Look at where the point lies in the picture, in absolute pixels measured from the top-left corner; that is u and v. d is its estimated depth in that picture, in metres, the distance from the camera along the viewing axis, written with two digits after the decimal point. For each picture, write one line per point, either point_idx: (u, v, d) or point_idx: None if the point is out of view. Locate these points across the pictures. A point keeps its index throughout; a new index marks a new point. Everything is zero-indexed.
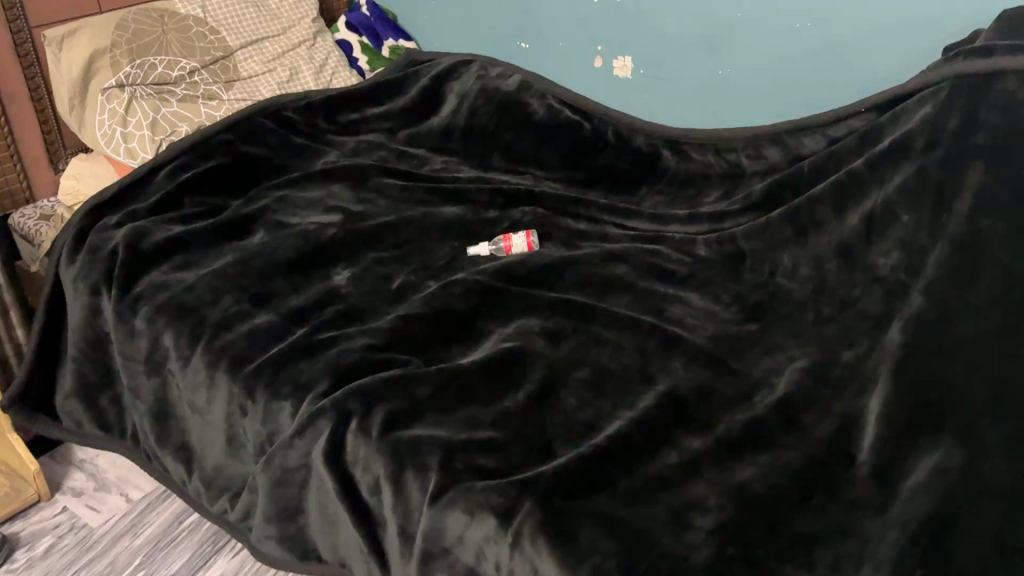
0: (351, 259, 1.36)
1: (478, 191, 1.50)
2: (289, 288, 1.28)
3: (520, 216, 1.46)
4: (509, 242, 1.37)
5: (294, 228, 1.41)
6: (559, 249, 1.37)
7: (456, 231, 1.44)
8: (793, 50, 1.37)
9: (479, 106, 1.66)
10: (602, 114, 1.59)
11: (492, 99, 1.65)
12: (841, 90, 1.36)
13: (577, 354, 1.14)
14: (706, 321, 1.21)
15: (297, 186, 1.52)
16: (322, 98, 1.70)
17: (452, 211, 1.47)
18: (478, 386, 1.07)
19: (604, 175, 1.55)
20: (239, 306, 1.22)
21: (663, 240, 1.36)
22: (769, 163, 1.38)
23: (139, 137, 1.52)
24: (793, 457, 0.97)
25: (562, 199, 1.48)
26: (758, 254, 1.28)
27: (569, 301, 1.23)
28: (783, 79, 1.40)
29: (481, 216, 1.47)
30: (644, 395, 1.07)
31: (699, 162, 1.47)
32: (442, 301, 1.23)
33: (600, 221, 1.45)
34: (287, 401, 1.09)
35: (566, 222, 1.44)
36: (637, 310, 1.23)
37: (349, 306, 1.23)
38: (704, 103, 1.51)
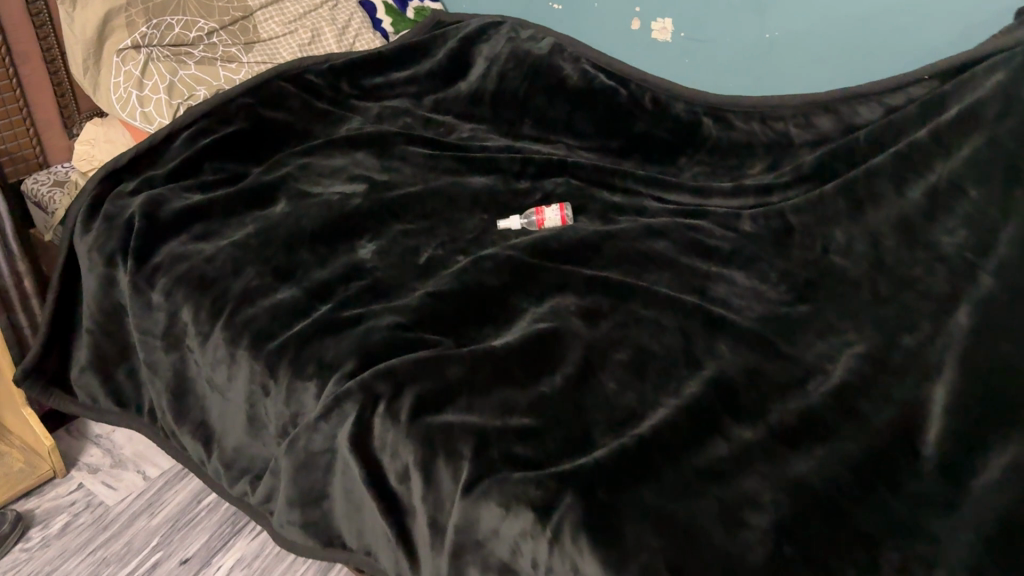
0: (376, 230, 1.29)
1: (508, 161, 1.43)
2: (311, 260, 1.21)
3: (553, 187, 1.38)
4: (541, 215, 1.31)
5: (317, 198, 1.34)
6: (594, 223, 1.30)
7: (485, 202, 1.37)
8: (849, 13, 1.28)
9: (509, 71, 1.57)
10: (639, 80, 1.50)
11: (522, 64, 1.57)
12: (900, 56, 1.27)
13: (617, 335, 1.07)
14: (753, 301, 1.14)
15: (319, 154, 1.45)
16: (345, 60, 1.62)
17: (481, 181, 1.40)
18: (514, 365, 1.00)
19: (640, 144, 1.47)
20: (259, 279, 1.16)
21: (705, 215, 1.29)
22: (819, 132, 1.30)
23: (155, 102, 1.46)
24: (853, 450, 0.90)
25: (597, 169, 1.40)
26: (808, 230, 1.20)
27: (607, 279, 1.16)
28: (837, 45, 1.31)
29: (511, 187, 1.40)
30: (690, 380, 1.00)
31: (743, 131, 1.38)
32: (473, 277, 1.16)
33: (637, 193, 1.37)
34: (310, 381, 1.03)
35: (601, 195, 1.37)
36: (679, 289, 1.16)
37: (375, 281, 1.17)
38: (750, 68, 1.42)
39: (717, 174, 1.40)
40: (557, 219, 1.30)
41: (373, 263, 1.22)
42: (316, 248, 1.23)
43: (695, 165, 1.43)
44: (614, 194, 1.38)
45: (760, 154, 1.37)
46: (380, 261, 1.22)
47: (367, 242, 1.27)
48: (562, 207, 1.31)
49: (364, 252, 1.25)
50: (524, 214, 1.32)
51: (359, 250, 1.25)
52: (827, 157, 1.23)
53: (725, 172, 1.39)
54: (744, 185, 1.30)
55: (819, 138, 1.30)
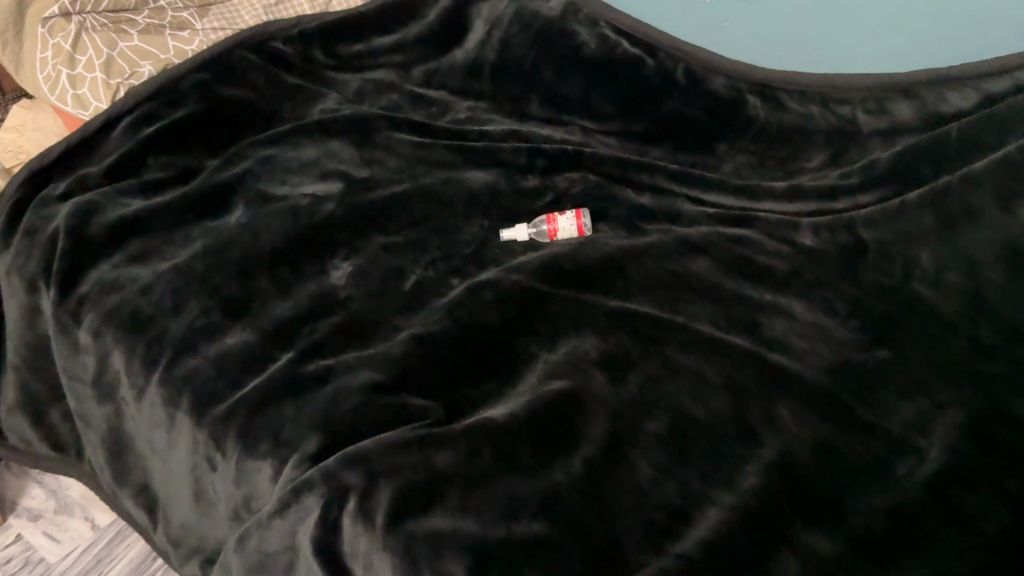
0: (352, 244, 1.06)
1: (512, 151, 1.19)
2: (272, 287, 0.99)
3: (568, 186, 1.15)
4: (553, 224, 1.08)
5: (282, 202, 1.11)
6: (616, 234, 1.07)
7: (486, 204, 1.14)
8: None
9: (513, 36, 1.31)
10: (669, 47, 1.25)
11: (529, 27, 1.30)
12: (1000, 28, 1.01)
13: (649, 395, 0.86)
14: (817, 342, 0.92)
15: (287, 144, 1.22)
16: (319, 24, 1.36)
17: (481, 177, 1.17)
18: (520, 445, 0.78)
19: (670, 126, 1.23)
20: (206, 316, 0.94)
21: (754, 223, 1.06)
22: (895, 120, 1.08)
23: (89, 82, 1.22)
24: (964, 575, 0.69)
25: (619, 160, 1.16)
26: (884, 249, 0.98)
27: (635, 315, 0.94)
28: (917, 17, 1.05)
29: (516, 186, 1.16)
30: (746, 463, 0.79)
31: (797, 117, 1.15)
32: (469, 313, 0.95)
33: (669, 193, 1.14)
34: (264, 461, 0.82)
35: (625, 195, 1.14)
36: (723, 328, 0.94)
37: (348, 318, 0.95)
38: (805, 37, 1.16)
39: (764, 170, 1.18)
40: (572, 231, 1.08)
41: (349, 290, 0.99)
42: (281, 271, 1.01)
43: (736, 156, 1.20)
44: (641, 194, 1.15)
45: (819, 147, 1.14)
46: (357, 288, 1.00)
47: (342, 261, 1.04)
48: (578, 215, 1.08)
49: (335, 278, 1.02)
50: (533, 222, 1.10)
51: (330, 273, 1.02)
52: (908, 151, 1.02)
53: (774, 168, 1.17)
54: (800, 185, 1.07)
55: (896, 125, 1.08)
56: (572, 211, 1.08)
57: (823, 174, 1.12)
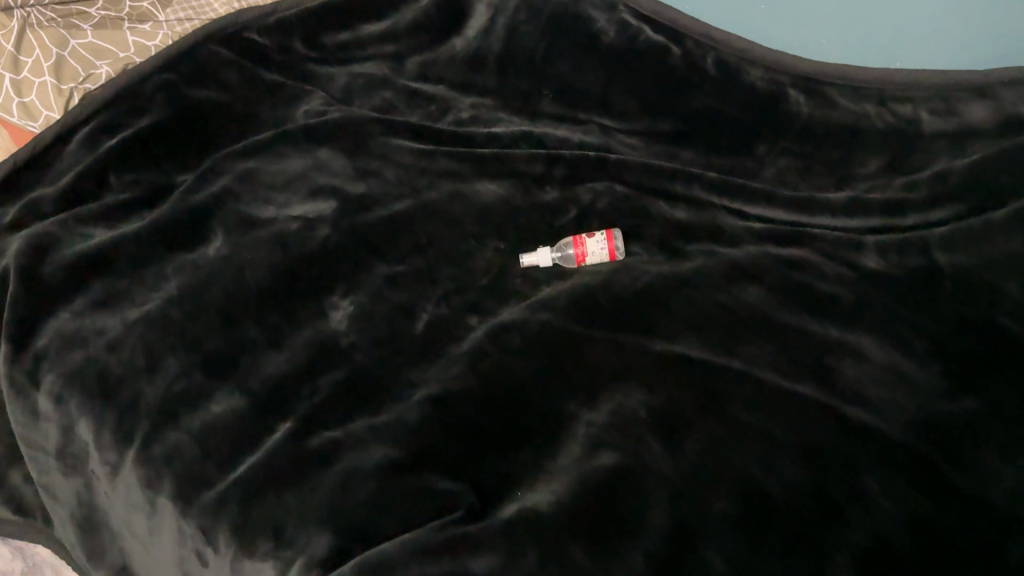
0: (352, 278, 0.93)
1: (525, 159, 1.05)
2: (263, 337, 0.85)
3: (593, 200, 1.02)
4: (580, 248, 0.94)
5: (267, 227, 0.97)
6: (652, 257, 0.95)
7: (501, 224, 1.01)
8: None
9: (520, 25, 1.17)
10: (696, 35, 1.11)
11: (537, 15, 1.17)
12: None
13: (712, 464, 0.74)
14: (894, 389, 0.81)
15: (269, 156, 1.07)
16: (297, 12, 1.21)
17: (493, 190, 1.04)
18: (571, 543, 0.66)
19: (699, 125, 1.09)
20: (187, 378, 0.81)
21: (808, 243, 0.95)
22: (965, 123, 0.97)
23: (38, 88, 1.06)
24: None
25: (649, 168, 1.03)
26: (961, 276, 0.88)
27: (685, 362, 0.82)
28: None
29: (534, 201, 1.03)
30: (835, 551, 0.68)
31: (848, 116, 1.02)
32: (494, 366, 0.82)
33: (709, 204, 1.01)
34: (267, 561, 0.69)
35: (657, 208, 1.00)
36: (787, 375, 0.82)
37: (354, 373, 0.82)
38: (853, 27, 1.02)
39: (814, 174, 1.04)
40: (602, 255, 0.94)
41: (352, 336, 0.86)
42: (271, 314, 0.87)
43: (781, 159, 1.05)
44: (676, 208, 1.01)
45: (876, 149, 1.01)
46: (362, 333, 0.86)
47: (342, 298, 0.91)
48: (609, 237, 0.94)
49: (335, 320, 0.88)
50: (557, 244, 0.96)
51: (329, 314, 0.89)
52: (984, 162, 0.91)
53: (825, 172, 1.03)
54: (857, 199, 0.96)
55: (966, 127, 0.97)
56: (603, 232, 0.95)
57: (882, 182, 0.99)
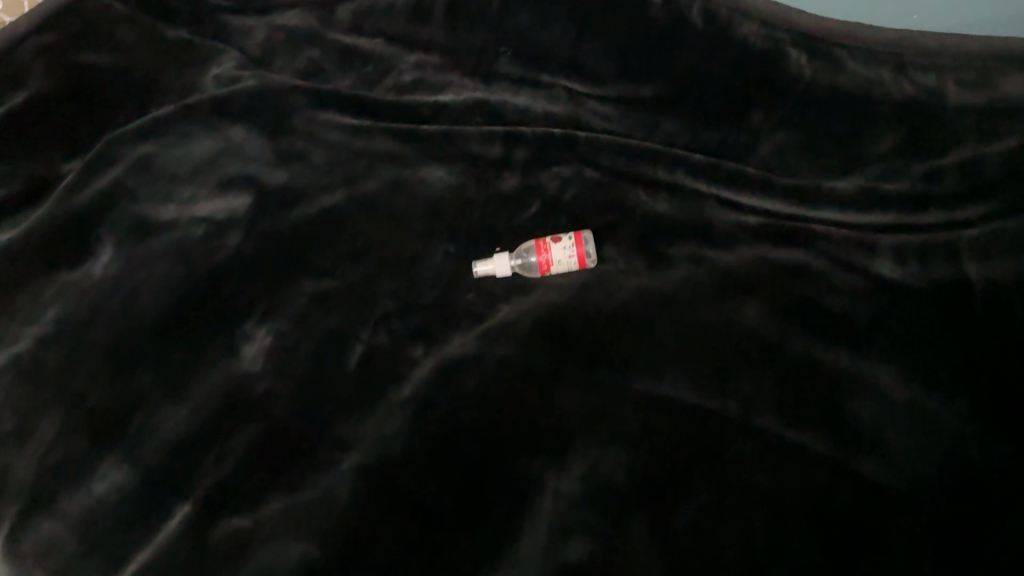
0: (269, 298, 0.77)
1: (479, 139, 0.89)
2: (160, 384, 0.70)
3: (560, 191, 0.87)
4: (545, 255, 0.79)
5: (167, 233, 0.81)
6: (629, 265, 0.80)
7: (452, 222, 0.85)
8: None
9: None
10: None
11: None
12: None
13: (706, 544, 0.62)
14: (916, 436, 0.68)
15: (172, 135, 0.89)
16: None
17: (442, 178, 0.88)
18: None
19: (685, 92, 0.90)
20: (68, 444, 0.67)
21: (813, 242, 0.80)
22: (1002, 94, 0.79)
23: None
24: None
25: (624, 149, 0.87)
26: (996, 294, 0.73)
27: (673, 407, 0.70)
28: None
29: (489, 192, 0.87)
30: None
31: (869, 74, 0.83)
32: (443, 419, 0.68)
33: (696, 192, 0.85)
34: None
35: (636, 200, 0.85)
36: (792, 421, 0.69)
37: (270, 432, 0.68)
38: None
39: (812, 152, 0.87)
40: (571, 264, 0.79)
41: (271, 379, 0.71)
42: (171, 352, 0.72)
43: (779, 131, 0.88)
44: (656, 199, 0.86)
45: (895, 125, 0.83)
46: (282, 375, 0.72)
47: (258, 327, 0.75)
48: (579, 242, 0.79)
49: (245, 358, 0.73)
50: (517, 250, 0.81)
51: (241, 347, 0.73)
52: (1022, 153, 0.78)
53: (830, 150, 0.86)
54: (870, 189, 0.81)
55: (999, 102, 0.79)
56: (571, 236, 0.79)
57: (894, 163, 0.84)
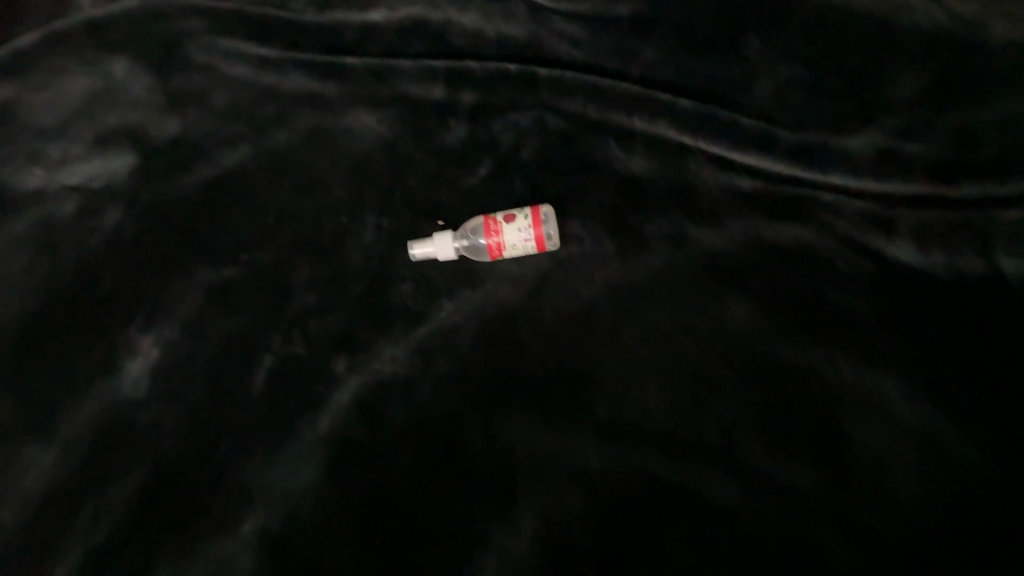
0: (159, 296, 0.64)
1: (414, 79, 0.74)
2: (29, 413, 0.59)
3: (516, 147, 0.72)
4: (496, 237, 0.65)
5: (36, 209, 0.68)
6: (597, 247, 0.66)
7: (384, 186, 0.70)
8: None
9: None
10: None
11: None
12: None
13: None
14: (932, 473, 0.56)
15: (43, 75, 0.73)
16: None
17: (372, 129, 0.72)
18: None
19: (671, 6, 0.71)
20: None
21: (818, 216, 0.67)
22: None
23: None
24: None
25: (596, 91, 0.72)
26: None
27: (641, 437, 0.58)
28: None
29: (429, 147, 0.72)
30: None
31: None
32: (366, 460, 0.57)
33: (676, 147, 0.71)
34: None
35: (604, 158, 0.71)
36: (782, 456, 0.57)
37: (157, 477, 0.57)
38: None
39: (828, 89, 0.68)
40: (527, 248, 0.65)
41: (160, 405, 0.59)
42: (42, 371, 0.61)
43: (787, 59, 0.69)
44: (631, 155, 0.71)
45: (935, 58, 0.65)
46: (174, 400, 0.60)
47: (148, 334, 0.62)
48: (538, 221, 0.65)
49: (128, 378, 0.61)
50: (463, 228, 0.67)
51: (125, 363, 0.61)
52: None
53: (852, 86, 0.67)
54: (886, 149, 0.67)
55: None
56: (528, 213, 0.65)
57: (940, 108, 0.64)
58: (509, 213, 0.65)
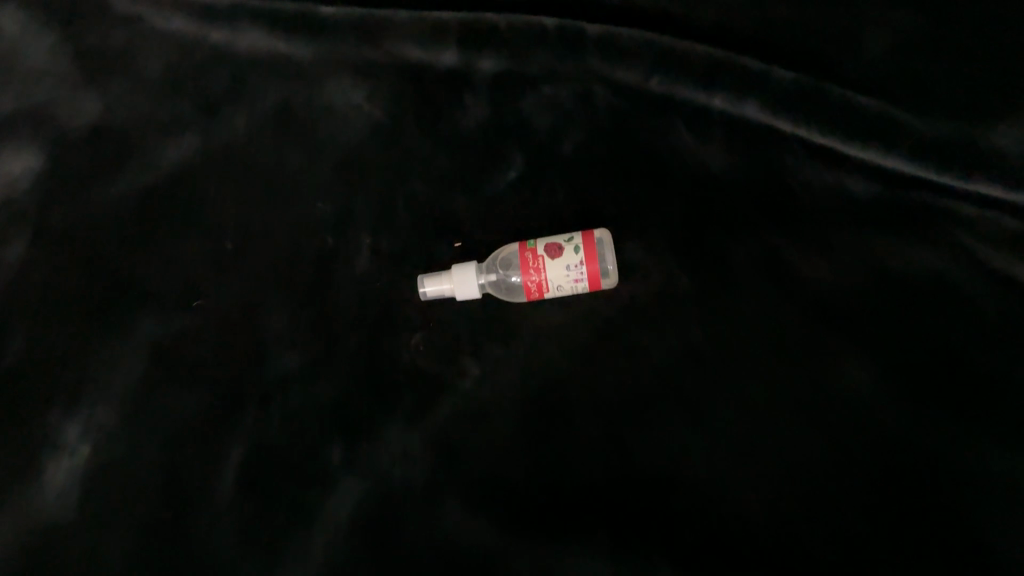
0: (85, 359, 0.47)
1: (420, 40, 0.55)
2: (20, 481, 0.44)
3: (557, 138, 0.54)
4: (536, 275, 0.49)
5: None
6: (669, 283, 0.50)
7: (381, 193, 0.53)
8: None
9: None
10: None
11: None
12: None
13: None
14: None
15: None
16: None
17: (362, 109, 0.55)
18: None
19: None
20: None
21: (958, 239, 0.50)
22: None
23: None
24: None
25: (666, 57, 0.54)
26: None
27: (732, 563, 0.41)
28: None
29: (439, 136, 0.54)
30: None
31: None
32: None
33: (768, 138, 0.54)
34: None
35: (673, 153, 0.54)
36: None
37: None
38: None
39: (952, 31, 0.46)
40: (578, 287, 0.49)
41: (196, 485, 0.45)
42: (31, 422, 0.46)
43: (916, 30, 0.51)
44: (710, 153, 0.54)
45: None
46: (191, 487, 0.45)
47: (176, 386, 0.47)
48: (593, 255, 0.49)
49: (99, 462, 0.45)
50: (493, 256, 0.51)
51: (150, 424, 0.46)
52: None
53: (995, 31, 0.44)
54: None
55: None
56: (580, 243, 0.49)
57: None
58: (553, 242, 0.49)
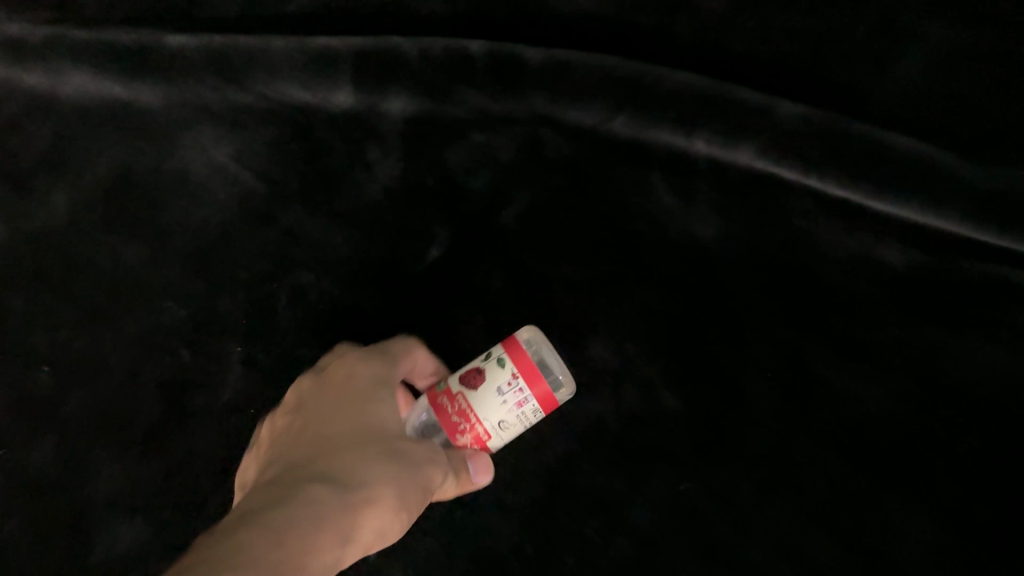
0: None
1: (302, 78, 0.41)
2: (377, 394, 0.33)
3: (493, 202, 0.41)
4: (466, 422, 0.34)
5: None
6: (648, 399, 0.38)
7: (257, 287, 0.39)
8: None
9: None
10: None
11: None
12: None
13: None
14: None
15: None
16: None
17: (228, 173, 0.41)
18: None
19: None
20: None
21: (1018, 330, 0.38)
22: None
23: None
24: None
25: (635, 88, 0.41)
26: None
27: None
28: None
29: (334, 207, 0.41)
30: None
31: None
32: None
33: (771, 191, 0.41)
34: None
35: (646, 218, 0.41)
36: None
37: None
38: None
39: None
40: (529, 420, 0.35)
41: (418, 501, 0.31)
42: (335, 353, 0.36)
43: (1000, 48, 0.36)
44: (694, 220, 0.41)
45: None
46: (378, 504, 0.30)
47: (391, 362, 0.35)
48: (530, 369, 0.34)
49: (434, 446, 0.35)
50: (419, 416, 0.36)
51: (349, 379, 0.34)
52: None
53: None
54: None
55: None
56: (504, 359, 0.34)
57: None
58: (471, 369, 0.35)
